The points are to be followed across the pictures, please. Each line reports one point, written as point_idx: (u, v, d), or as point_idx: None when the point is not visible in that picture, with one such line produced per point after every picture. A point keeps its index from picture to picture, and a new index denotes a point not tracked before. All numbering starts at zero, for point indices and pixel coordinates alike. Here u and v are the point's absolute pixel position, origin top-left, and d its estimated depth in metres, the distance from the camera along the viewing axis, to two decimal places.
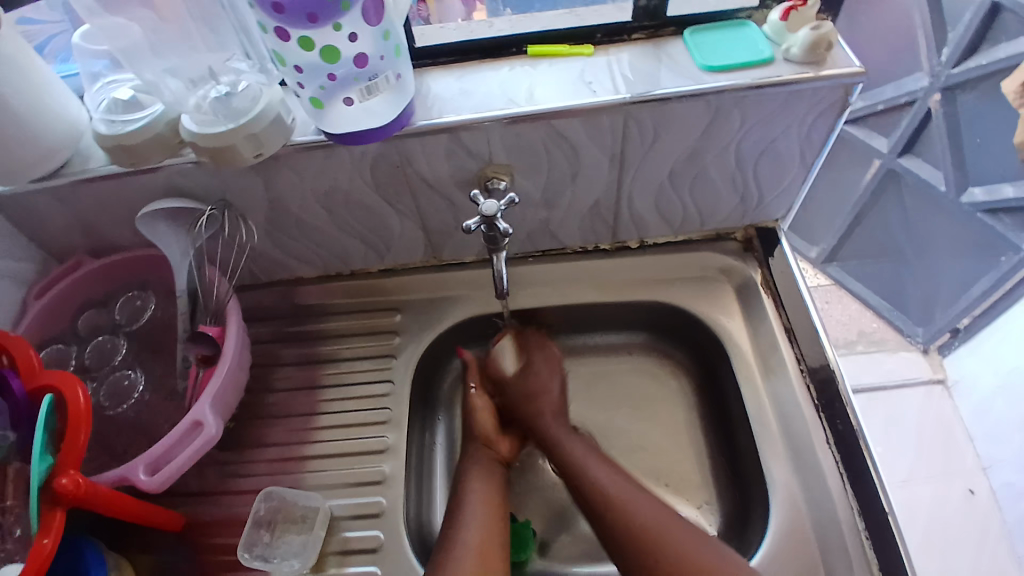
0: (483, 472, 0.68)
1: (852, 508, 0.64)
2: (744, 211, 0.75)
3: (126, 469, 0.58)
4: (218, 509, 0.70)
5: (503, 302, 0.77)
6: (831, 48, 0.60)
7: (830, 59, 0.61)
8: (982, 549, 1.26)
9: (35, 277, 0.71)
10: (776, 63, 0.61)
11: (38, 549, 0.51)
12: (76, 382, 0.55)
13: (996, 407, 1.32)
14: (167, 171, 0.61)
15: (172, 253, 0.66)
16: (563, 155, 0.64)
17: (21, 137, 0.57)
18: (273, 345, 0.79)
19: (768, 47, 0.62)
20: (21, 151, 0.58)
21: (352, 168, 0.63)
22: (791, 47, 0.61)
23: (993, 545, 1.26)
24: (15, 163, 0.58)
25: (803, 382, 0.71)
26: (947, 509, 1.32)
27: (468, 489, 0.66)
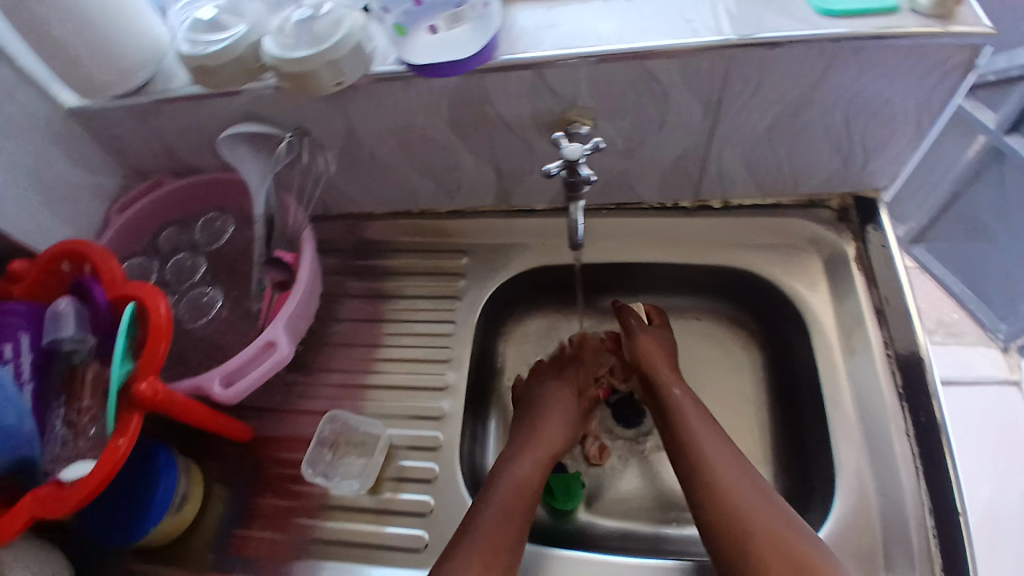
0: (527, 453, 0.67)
1: (924, 503, 0.60)
2: (843, 176, 0.69)
3: (203, 380, 0.61)
4: (281, 426, 0.73)
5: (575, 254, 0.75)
6: (961, 3, 0.53)
7: (959, 15, 0.54)
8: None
9: (115, 194, 0.75)
10: (901, 13, 0.54)
11: (114, 448, 0.54)
12: (158, 295, 0.58)
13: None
14: (246, 96, 0.62)
15: (252, 176, 0.66)
16: (652, 100, 0.60)
17: (104, 56, 0.59)
18: (341, 277, 0.81)
19: None
20: (102, 70, 0.60)
21: (428, 102, 0.61)
22: None
23: None
24: (99, 80, 0.60)
25: (889, 368, 0.65)
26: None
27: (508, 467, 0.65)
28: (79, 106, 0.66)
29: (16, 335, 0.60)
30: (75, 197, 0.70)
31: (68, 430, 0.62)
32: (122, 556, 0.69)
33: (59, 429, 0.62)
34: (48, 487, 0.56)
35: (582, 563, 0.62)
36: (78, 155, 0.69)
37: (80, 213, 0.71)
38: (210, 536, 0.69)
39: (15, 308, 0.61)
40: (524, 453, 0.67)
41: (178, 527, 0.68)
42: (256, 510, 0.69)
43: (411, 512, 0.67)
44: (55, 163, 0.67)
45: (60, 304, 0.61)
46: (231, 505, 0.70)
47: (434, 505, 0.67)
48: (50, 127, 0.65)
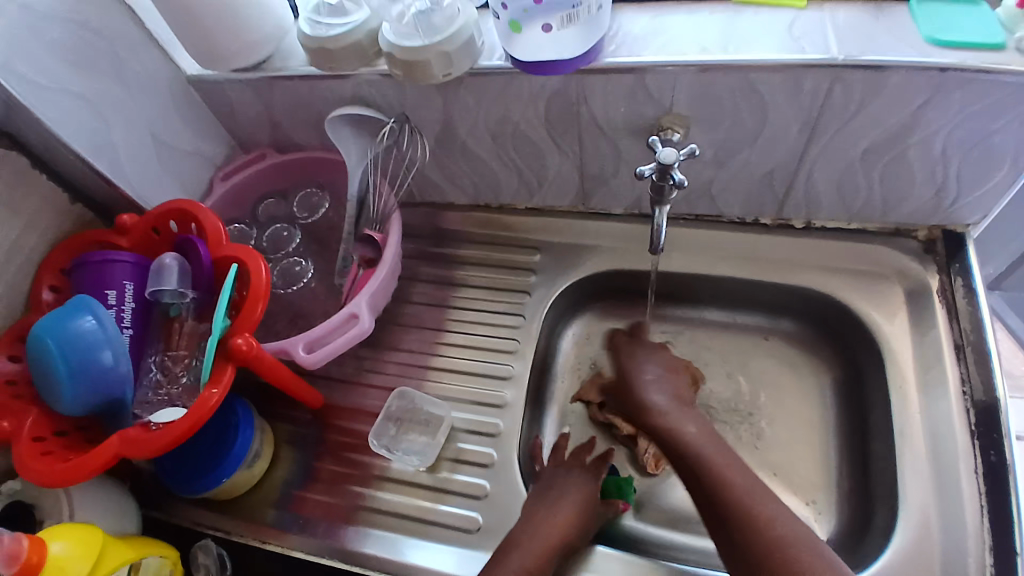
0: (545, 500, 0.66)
1: (986, 544, 0.58)
2: (933, 209, 0.68)
3: (287, 343, 0.64)
4: (349, 397, 0.76)
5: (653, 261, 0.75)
6: None
7: None
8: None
9: (220, 161, 0.80)
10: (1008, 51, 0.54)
11: (207, 396, 0.58)
12: (259, 259, 0.62)
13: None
14: (357, 80, 0.65)
15: (351, 157, 0.71)
16: (750, 113, 0.60)
17: (234, 31, 0.64)
18: (415, 262, 0.84)
19: (1000, 32, 0.55)
20: (230, 44, 0.64)
21: (527, 100, 0.63)
22: None
23: None
24: (225, 52, 0.65)
25: (963, 405, 0.64)
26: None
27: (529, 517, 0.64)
28: (199, 75, 0.71)
29: (121, 283, 0.64)
30: (185, 160, 0.75)
31: (162, 376, 0.67)
32: (189, 502, 0.73)
33: (153, 374, 0.66)
34: (136, 429, 0.59)
35: (635, 563, 0.63)
36: (192, 121, 0.74)
37: (188, 176, 0.76)
38: (273, 493, 0.72)
39: (123, 257, 0.65)
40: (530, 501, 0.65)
41: (246, 483, 0.71)
42: (315, 473, 0.73)
43: (467, 493, 0.69)
44: (171, 126, 0.72)
45: (165, 259, 0.64)
46: (295, 465, 0.74)
47: (490, 489, 0.69)
48: (168, 93, 0.70)
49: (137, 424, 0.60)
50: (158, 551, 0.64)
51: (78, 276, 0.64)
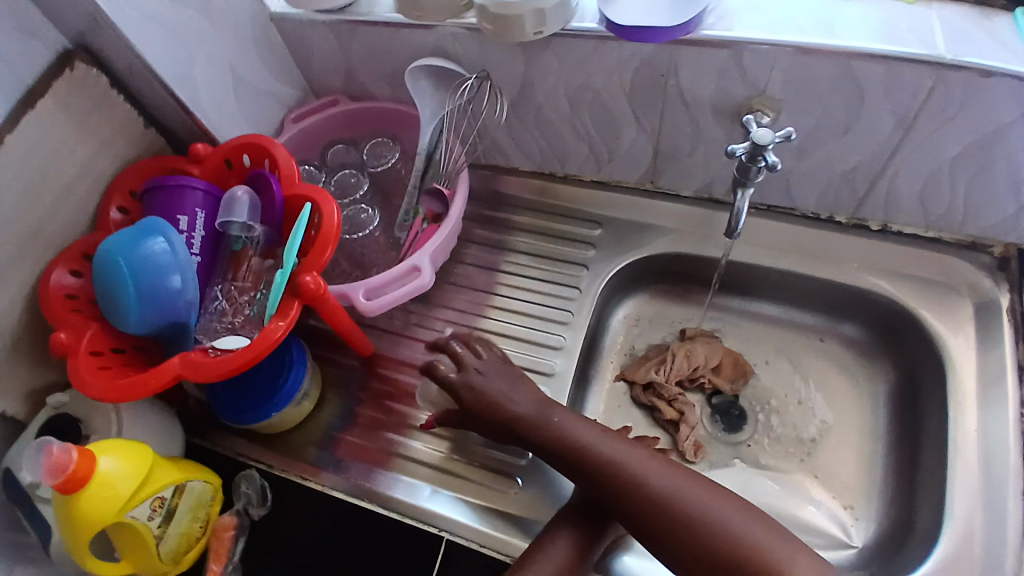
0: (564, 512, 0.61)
1: (1022, 562, 0.57)
2: (1013, 225, 0.65)
3: (349, 287, 0.65)
4: (396, 349, 0.77)
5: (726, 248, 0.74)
6: None
7: None
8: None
9: (293, 104, 0.80)
10: None
11: (274, 329, 0.59)
12: (331, 200, 0.62)
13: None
14: (441, 32, 0.65)
15: (425, 110, 0.70)
16: (845, 103, 0.58)
17: None
18: (470, 223, 0.84)
19: None
20: None
21: (613, 68, 0.62)
22: None
23: None
24: None
25: (1021, 420, 0.62)
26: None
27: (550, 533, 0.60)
28: (282, 16, 0.71)
29: (193, 211, 0.65)
30: (260, 98, 0.76)
31: (226, 306, 0.68)
32: (233, 432, 0.74)
33: (217, 303, 0.68)
34: (196, 352, 0.60)
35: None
36: (271, 60, 0.74)
37: (261, 114, 0.77)
38: (316, 433, 0.73)
39: (196, 184, 0.65)
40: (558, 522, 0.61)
41: (295, 419, 0.73)
42: (355, 417, 0.74)
43: (508, 457, 0.69)
44: (252, 63, 0.72)
45: (238, 192, 0.66)
46: (337, 409, 0.75)
47: (532, 454, 0.69)
48: (252, 29, 0.70)
49: (197, 348, 0.62)
50: (202, 477, 0.65)
51: (152, 198, 0.65)
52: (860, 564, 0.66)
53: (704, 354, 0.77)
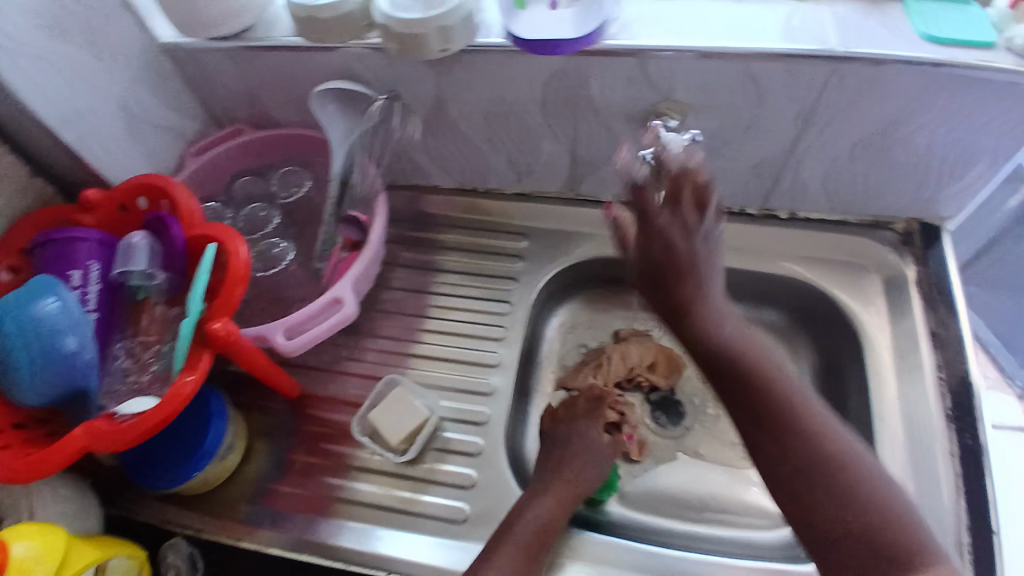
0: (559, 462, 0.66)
1: (962, 522, 0.60)
2: (911, 201, 0.70)
3: (267, 329, 0.62)
4: (327, 386, 0.74)
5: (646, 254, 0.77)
6: None
7: None
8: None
9: (193, 137, 0.75)
10: (998, 49, 0.55)
11: (183, 382, 0.55)
12: (238, 239, 0.60)
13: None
14: (345, 53, 0.63)
15: (336, 135, 0.67)
16: (747, 102, 0.60)
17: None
18: (394, 247, 0.81)
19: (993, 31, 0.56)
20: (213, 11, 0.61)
21: (523, 81, 0.62)
22: (1017, 36, 0.55)
23: None
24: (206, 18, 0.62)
25: (939, 390, 0.66)
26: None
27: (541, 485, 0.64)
28: (175, 42, 0.67)
29: (86, 264, 0.60)
30: (156, 134, 0.71)
31: (130, 363, 0.63)
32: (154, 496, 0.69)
33: (120, 361, 0.63)
34: (102, 420, 0.55)
35: (611, 546, 0.64)
36: (165, 93, 0.70)
37: (158, 151, 0.72)
38: (247, 488, 0.69)
39: (87, 235, 0.60)
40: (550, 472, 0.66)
41: (221, 476, 0.69)
42: (289, 465, 0.70)
43: (454, 483, 0.67)
44: (144, 98, 0.67)
45: (134, 238, 0.61)
46: (268, 456, 0.71)
47: (478, 477, 0.67)
48: (138, 61, 0.66)
49: (103, 414, 0.57)
50: (124, 550, 0.60)
51: (36, 254, 0.59)
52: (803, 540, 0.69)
53: (640, 354, 0.78)
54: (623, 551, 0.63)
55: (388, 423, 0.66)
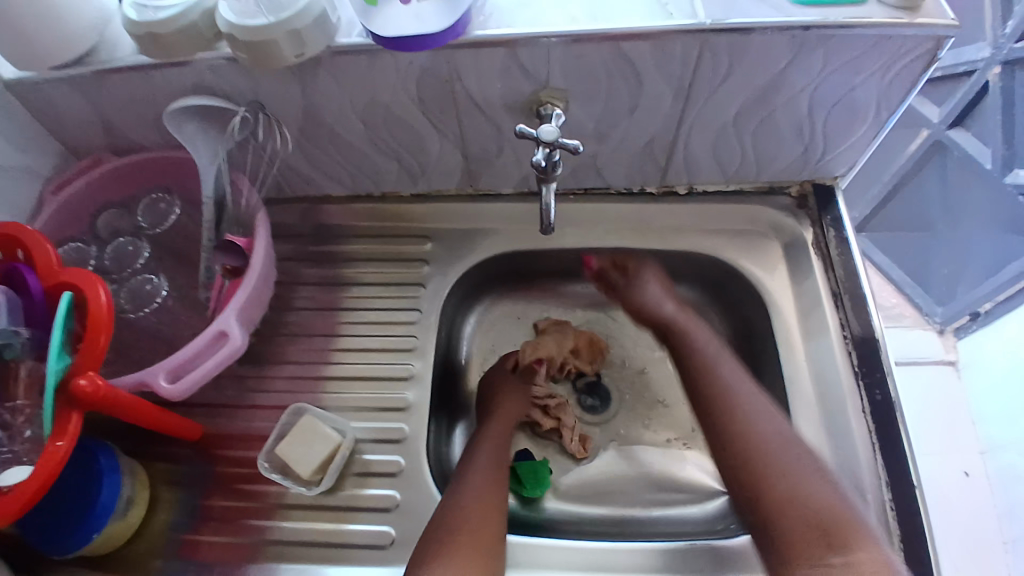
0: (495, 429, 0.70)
1: (880, 478, 0.61)
2: (803, 164, 0.71)
3: (148, 374, 0.57)
4: (236, 423, 0.69)
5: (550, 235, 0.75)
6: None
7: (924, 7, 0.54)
8: (969, 533, 1.20)
9: (52, 173, 0.68)
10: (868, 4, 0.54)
11: (53, 450, 0.50)
12: (97, 282, 0.54)
13: (1015, 405, 1.20)
14: (199, 68, 0.57)
15: (201, 155, 0.63)
16: (626, 83, 0.59)
17: (49, 22, 0.54)
18: (296, 264, 0.76)
19: None
20: (43, 38, 0.55)
21: (396, 81, 0.58)
22: None
23: (975, 531, 1.20)
24: (41, 48, 0.56)
25: (845, 346, 0.67)
26: (943, 487, 1.25)
27: (478, 447, 0.67)
28: (18, 78, 0.59)
29: None
30: (8, 176, 0.64)
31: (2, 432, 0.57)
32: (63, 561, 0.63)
33: None
34: None
35: (550, 549, 0.62)
36: (12, 130, 0.63)
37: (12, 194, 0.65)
38: (157, 540, 0.64)
39: None
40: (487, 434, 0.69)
41: (125, 533, 0.63)
42: (206, 513, 0.65)
43: (377, 508, 0.64)
44: None
45: None
46: (179, 507, 0.66)
47: (401, 499, 0.64)
48: None
49: None
50: None
51: None
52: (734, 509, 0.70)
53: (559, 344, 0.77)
54: (563, 552, 0.62)
55: (297, 454, 0.63)
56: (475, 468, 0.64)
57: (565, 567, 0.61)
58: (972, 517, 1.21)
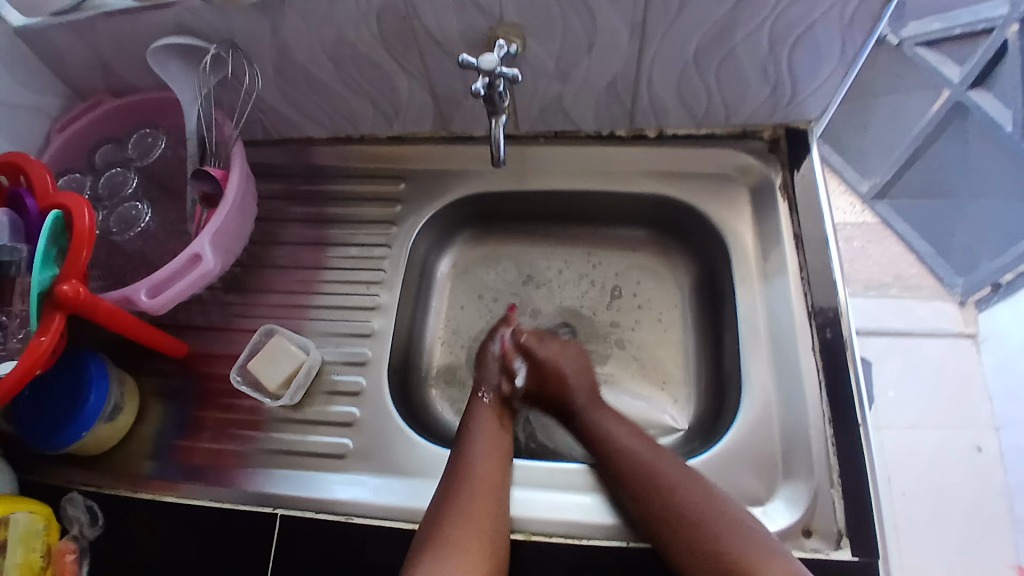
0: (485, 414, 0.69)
1: (824, 414, 0.62)
2: (774, 107, 0.70)
3: (130, 289, 0.61)
4: (220, 345, 0.73)
5: (519, 171, 0.78)
6: None
7: None
8: (978, 506, 1.18)
9: (60, 113, 0.74)
10: None
11: (36, 345, 0.54)
12: (83, 203, 0.57)
13: None
14: (176, 8, 0.61)
15: (183, 93, 0.67)
16: (580, 18, 0.60)
17: None
18: (281, 202, 0.80)
19: None
20: None
21: (356, 16, 0.61)
22: None
23: (983, 507, 1.17)
24: None
25: (801, 289, 0.67)
26: (951, 463, 1.22)
27: (475, 422, 0.68)
28: (25, 27, 0.65)
29: None
30: (19, 113, 0.69)
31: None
32: (64, 461, 0.68)
33: None
34: None
35: (551, 472, 0.64)
36: (21, 72, 0.68)
37: (22, 130, 0.71)
38: (146, 446, 0.69)
39: None
40: (489, 421, 0.68)
41: (113, 435, 0.68)
42: (194, 424, 0.69)
43: (338, 423, 0.68)
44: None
45: None
46: (167, 419, 0.70)
47: (361, 416, 0.68)
48: None
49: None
50: (26, 507, 0.60)
51: None
52: (684, 444, 0.72)
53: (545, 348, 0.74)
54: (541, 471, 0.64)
55: (263, 370, 0.67)
56: (477, 433, 0.66)
57: (559, 488, 0.63)
58: (976, 495, 1.19)
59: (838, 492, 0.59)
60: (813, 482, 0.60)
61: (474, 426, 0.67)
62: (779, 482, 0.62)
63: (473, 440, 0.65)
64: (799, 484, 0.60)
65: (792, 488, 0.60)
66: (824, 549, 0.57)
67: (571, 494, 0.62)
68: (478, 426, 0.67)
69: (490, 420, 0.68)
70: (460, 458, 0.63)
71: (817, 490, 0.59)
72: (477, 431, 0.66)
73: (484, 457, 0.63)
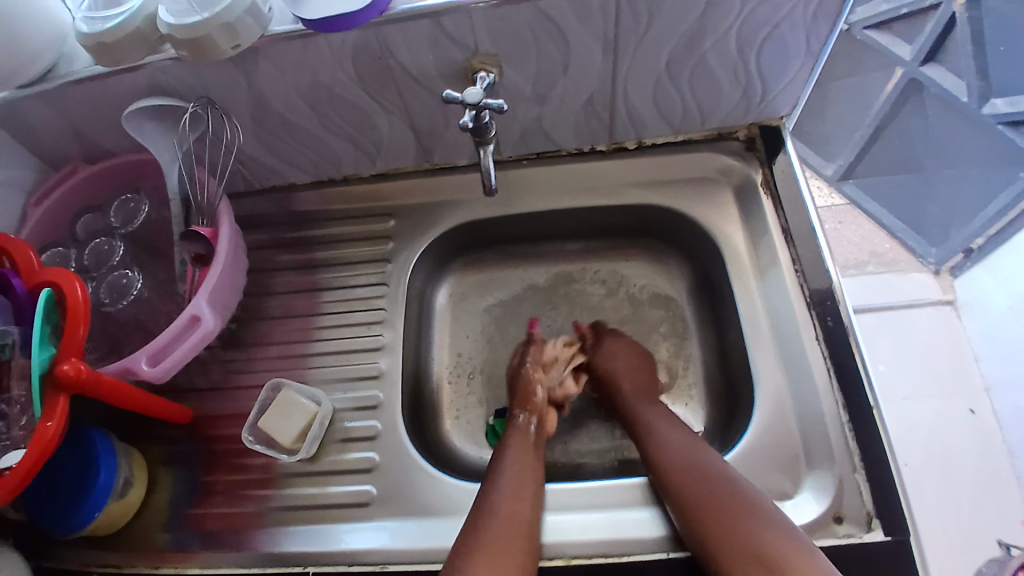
0: (518, 438, 0.69)
1: (837, 401, 0.63)
2: (747, 107, 0.72)
3: (129, 360, 0.60)
4: (224, 403, 0.72)
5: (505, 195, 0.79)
6: None
7: None
8: (982, 468, 1.20)
9: (34, 186, 0.72)
10: None
11: (42, 431, 0.53)
12: (73, 278, 0.56)
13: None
14: (148, 70, 0.60)
15: (162, 154, 0.67)
16: (553, 41, 0.61)
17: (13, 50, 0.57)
18: (270, 251, 0.79)
19: None
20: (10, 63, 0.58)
21: (332, 60, 0.61)
22: None
23: (987, 468, 1.20)
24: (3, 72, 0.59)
25: (798, 283, 0.68)
26: (950, 428, 1.24)
27: (505, 450, 0.67)
28: None
29: None
30: None
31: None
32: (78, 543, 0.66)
33: None
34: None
35: (585, 490, 0.64)
36: None
37: None
38: (161, 516, 0.67)
39: None
40: (520, 449, 0.67)
41: (126, 511, 0.66)
42: (208, 488, 0.68)
43: (357, 470, 0.67)
44: None
45: None
46: (179, 485, 0.69)
47: (381, 459, 0.67)
48: None
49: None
50: None
51: None
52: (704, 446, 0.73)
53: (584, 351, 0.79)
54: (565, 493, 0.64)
55: (275, 426, 0.66)
56: (506, 462, 0.65)
57: (593, 507, 0.63)
58: (979, 458, 1.21)
59: (862, 476, 0.60)
60: (836, 470, 0.60)
61: (504, 455, 0.66)
62: (804, 474, 0.62)
63: (503, 470, 0.64)
64: (823, 473, 0.61)
65: (816, 476, 0.61)
66: (857, 534, 0.58)
67: (606, 512, 0.62)
68: (508, 454, 0.66)
69: (521, 449, 0.67)
70: (490, 490, 0.62)
71: (841, 478, 0.60)
72: (506, 459, 0.65)
73: (514, 486, 0.62)
